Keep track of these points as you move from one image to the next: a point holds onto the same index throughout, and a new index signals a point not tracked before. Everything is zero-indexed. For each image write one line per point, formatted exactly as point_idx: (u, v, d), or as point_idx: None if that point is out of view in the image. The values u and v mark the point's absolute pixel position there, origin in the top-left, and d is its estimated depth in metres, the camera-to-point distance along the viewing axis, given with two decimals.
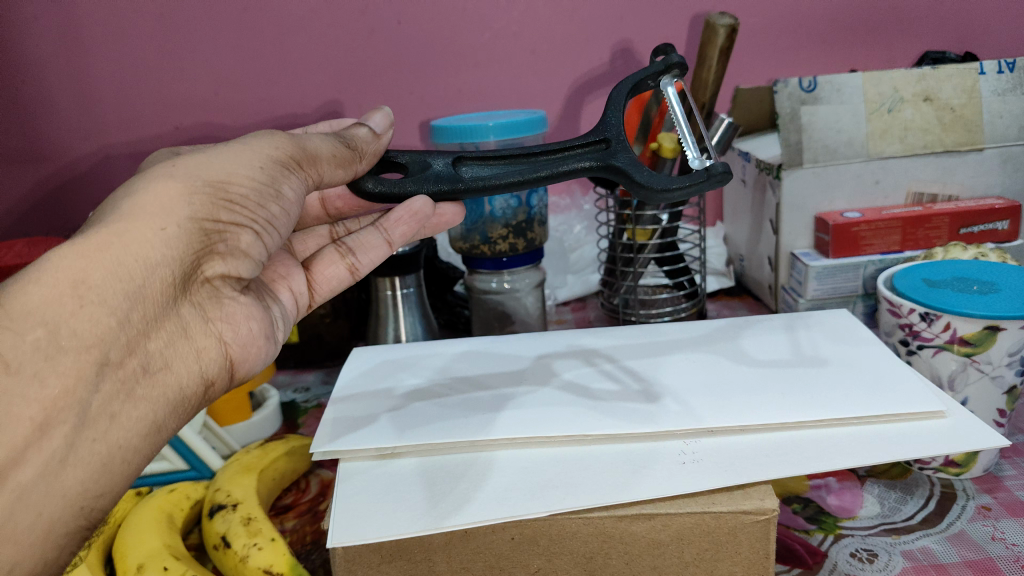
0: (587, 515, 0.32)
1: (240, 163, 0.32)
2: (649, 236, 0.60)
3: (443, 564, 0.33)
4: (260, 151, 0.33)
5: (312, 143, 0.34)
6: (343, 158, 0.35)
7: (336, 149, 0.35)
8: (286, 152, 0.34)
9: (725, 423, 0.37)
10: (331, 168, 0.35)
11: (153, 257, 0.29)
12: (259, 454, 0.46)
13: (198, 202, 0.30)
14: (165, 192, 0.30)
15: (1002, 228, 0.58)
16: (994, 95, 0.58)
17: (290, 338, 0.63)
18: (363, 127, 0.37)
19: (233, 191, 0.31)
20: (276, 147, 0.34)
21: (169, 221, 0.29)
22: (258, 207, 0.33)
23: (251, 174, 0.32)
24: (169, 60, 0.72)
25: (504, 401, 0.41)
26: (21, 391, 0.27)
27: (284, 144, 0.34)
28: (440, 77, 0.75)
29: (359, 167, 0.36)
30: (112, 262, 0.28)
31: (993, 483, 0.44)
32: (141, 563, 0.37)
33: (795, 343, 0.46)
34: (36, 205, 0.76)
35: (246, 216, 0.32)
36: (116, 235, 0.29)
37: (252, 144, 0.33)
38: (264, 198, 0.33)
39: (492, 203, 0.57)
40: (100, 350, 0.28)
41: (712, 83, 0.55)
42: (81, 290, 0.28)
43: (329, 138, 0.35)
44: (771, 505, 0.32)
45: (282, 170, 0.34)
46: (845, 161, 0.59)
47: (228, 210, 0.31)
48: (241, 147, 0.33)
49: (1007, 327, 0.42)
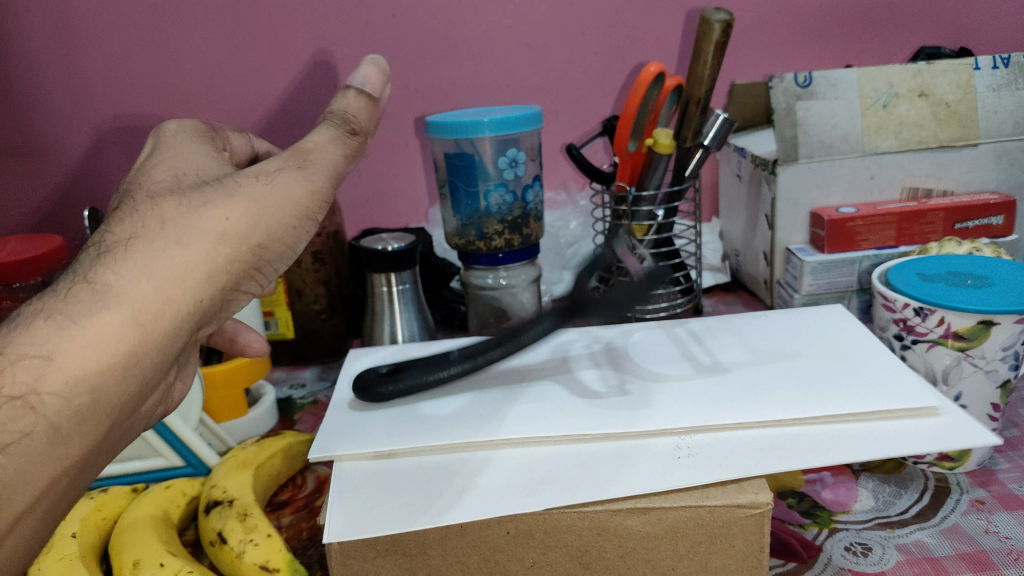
0: (582, 510, 0.32)
1: (282, 222, 0.33)
2: (645, 231, 0.61)
3: (438, 558, 0.33)
4: (299, 201, 0.34)
5: (328, 158, 0.36)
6: (352, 155, 0.37)
7: (349, 152, 0.37)
8: (318, 200, 0.35)
9: (720, 419, 0.37)
10: (344, 166, 0.37)
11: (188, 329, 0.31)
12: (255, 450, 0.46)
13: (237, 265, 0.32)
14: (216, 261, 0.31)
15: (995, 223, 0.58)
16: (988, 90, 0.58)
17: (286, 333, 0.63)
18: (355, 93, 0.37)
19: (265, 256, 0.33)
20: (313, 198, 0.35)
21: (208, 293, 0.31)
22: (277, 266, 0.35)
23: (284, 232, 0.34)
24: (163, 53, 0.71)
25: (478, 401, 0.41)
26: (58, 451, 0.28)
27: (320, 191, 0.35)
28: (435, 72, 0.75)
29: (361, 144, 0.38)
30: (160, 332, 0.29)
31: (987, 476, 0.44)
32: (138, 559, 0.37)
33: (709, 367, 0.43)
34: (31, 203, 0.76)
35: (265, 271, 0.34)
36: (168, 304, 0.29)
37: (291, 189, 0.34)
38: (283, 256, 0.35)
39: (487, 198, 0.58)
40: (122, 410, 0.30)
41: (707, 78, 0.55)
42: (132, 359, 0.29)
43: (340, 144, 0.36)
44: (765, 499, 0.32)
45: (309, 225, 0.35)
46: (841, 156, 0.59)
47: (252, 273, 0.33)
48: (280, 188, 0.33)
49: (1000, 322, 0.42)
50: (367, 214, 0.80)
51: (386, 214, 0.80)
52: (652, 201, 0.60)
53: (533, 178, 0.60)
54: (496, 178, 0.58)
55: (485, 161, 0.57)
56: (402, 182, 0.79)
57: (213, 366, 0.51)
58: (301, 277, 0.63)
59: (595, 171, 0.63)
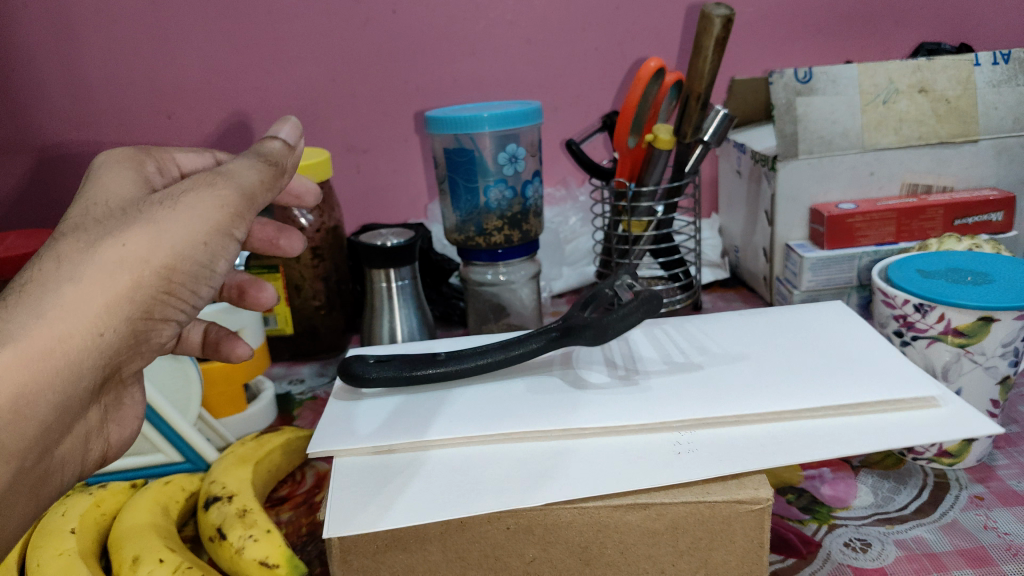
0: (583, 505, 0.32)
1: (189, 241, 0.32)
2: (644, 227, 0.60)
3: (437, 552, 0.33)
4: (206, 221, 0.32)
5: (244, 178, 0.34)
6: (269, 180, 0.35)
7: (264, 174, 0.35)
8: (230, 214, 0.33)
9: (719, 415, 0.36)
10: (264, 193, 0.35)
11: (89, 360, 0.30)
12: (254, 446, 0.46)
13: (142, 293, 0.31)
14: (113, 289, 0.30)
15: (995, 220, 0.58)
16: (988, 87, 0.58)
17: (285, 329, 0.63)
18: (277, 140, 0.36)
19: (175, 281, 0.32)
20: (221, 213, 0.33)
21: (108, 323, 0.30)
22: (192, 291, 0.33)
23: (192, 253, 0.32)
24: (161, 49, 0.71)
25: (460, 398, 0.41)
26: None
27: (232, 208, 0.33)
28: (434, 68, 0.74)
29: (282, 179, 0.36)
30: (54, 365, 0.29)
31: (986, 472, 0.44)
32: (137, 555, 0.36)
33: (625, 377, 0.42)
34: (29, 198, 0.76)
35: (180, 296, 0.33)
36: (61, 336, 0.29)
37: (195, 205, 0.32)
38: (199, 277, 0.33)
39: (487, 194, 0.58)
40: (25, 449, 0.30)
41: (707, 74, 0.54)
42: (25, 394, 0.29)
43: (255, 163, 0.34)
44: (765, 495, 0.32)
45: (222, 244, 0.33)
46: (841, 153, 0.59)
47: (164, 299, 0.32)
48: (186, 208, 0.32)
49: (1001, 318, 0.42)
50: (366, 210, 0.80)
51: (385, 210, 0.80)
52: (651, 197, 0.59)
53: (532, 173, 0.60)
54: (496, 174, 0.57)
55: (485, 157, 0.57)
56: (401, 178, 0.79)
57: (213, 362, 0.51)
58: (300, 273, 0.62)
59: (595, 167, 0.63)
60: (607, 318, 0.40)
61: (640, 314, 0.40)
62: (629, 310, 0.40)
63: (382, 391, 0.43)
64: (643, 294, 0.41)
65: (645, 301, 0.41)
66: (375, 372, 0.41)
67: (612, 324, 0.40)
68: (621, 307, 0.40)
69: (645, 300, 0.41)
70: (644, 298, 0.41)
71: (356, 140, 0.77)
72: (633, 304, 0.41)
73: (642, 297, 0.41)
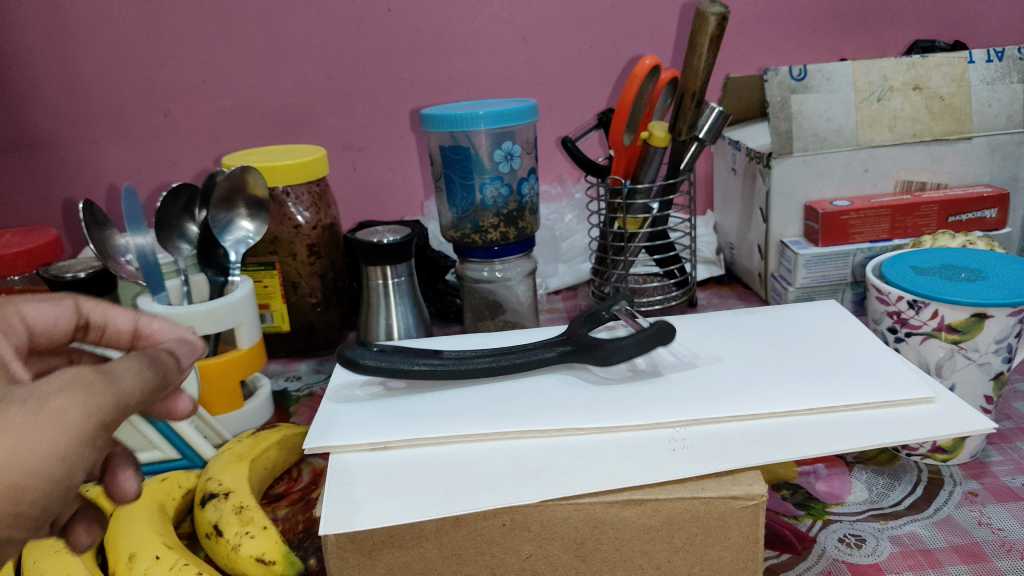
0: (577, 501, 0.32)
1: (46, 449, 0.24)
2: (640, 225, 0.61)
3: (434, 549, 0.33)
4: (69, 425, 0.25)
5: (122, 381, 0.27)
6: (150, 386, 0.28)
7: (146, 379, 0.28)
8: (103, 419, 0.26)
9: (713, 413, 0.37)
10: (142, 402, 0.28)
11: None
12: (251, 443, 0.46)
13: None
14: None
15: (989, 217, 0.58)
16: (982, 84, 0.59)
17: (280, 326, 0.63)
18: (165, 350, 0.31)
19: (26, 498, 0.24)
20: (92, 415, 0.26)
21: None
22: (47, 513, 0.25)
23: (53, 471, 0.25)
24: (156, 46, 0.71)
25: (456, 398, 0.41)
26: None
27: (108, 409, 0.26)
28: (430, 65, 0.74)
29: (166, 389, 0.30)
30: None
31: (981, 468, 0.44)
32: (133, 552, 0.36)
33: (645, 371, 0.42)
34: (24, 196, 0.76)
35: (32, 518, 0.25)
36: None
37: (62, 411, 0.25)
38: (59, 493, 0.25)
39: (483, 191, 0.58)
40: None
41: (703, 71, 0.55)
42: None
43: (136, 367, 0.28)
44: (759, 491, 0.32)
45: (90, 451, 0.26)
46: (835, 150, 0.59)
47: (12, 520, 0.24)
48: (50, 414, 0.25)
49: (994, 315, 0.42)
50: (362, 208, 0.80)
51: (381, 207, 0.80)
52: (647, 194, 0.60)
53: (528, 171, 0.60)
54: (492, 171, 0.58)
55: (480, 155, 0.57)
56: (397, 175, 0.79)
57: (209, 359, 0.51)
58: (297, 270, 0.63)
59: (590, 164, 0.63)
60: (619, 347, 0.41)
61: (651, 344, 0.41)
62: (640, 342, 0.41)
63: (380, 392, 0.42)
64: (657, 324, 0.42)
65: (660, 332, 0.41)
66: (366, 359, 0.40)
67: (622, 350, 0.41)
68: (634, 338, 0.41)
69: (659, 334, 0.41)
70: (658, 330, 0.41)
71: (353, 137, 0.77)
72: (646, 335, 0.41)
73: (657, 328, 0.41)
